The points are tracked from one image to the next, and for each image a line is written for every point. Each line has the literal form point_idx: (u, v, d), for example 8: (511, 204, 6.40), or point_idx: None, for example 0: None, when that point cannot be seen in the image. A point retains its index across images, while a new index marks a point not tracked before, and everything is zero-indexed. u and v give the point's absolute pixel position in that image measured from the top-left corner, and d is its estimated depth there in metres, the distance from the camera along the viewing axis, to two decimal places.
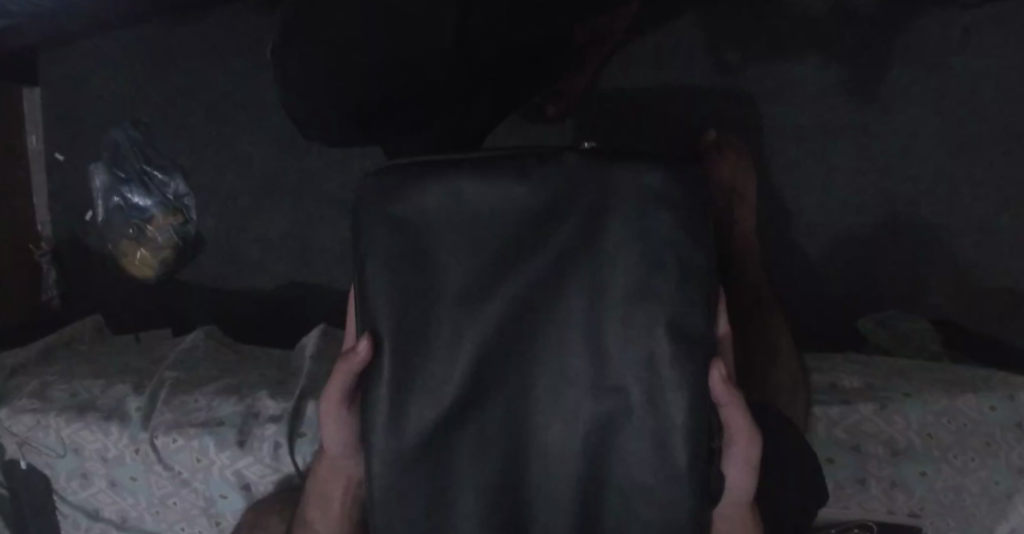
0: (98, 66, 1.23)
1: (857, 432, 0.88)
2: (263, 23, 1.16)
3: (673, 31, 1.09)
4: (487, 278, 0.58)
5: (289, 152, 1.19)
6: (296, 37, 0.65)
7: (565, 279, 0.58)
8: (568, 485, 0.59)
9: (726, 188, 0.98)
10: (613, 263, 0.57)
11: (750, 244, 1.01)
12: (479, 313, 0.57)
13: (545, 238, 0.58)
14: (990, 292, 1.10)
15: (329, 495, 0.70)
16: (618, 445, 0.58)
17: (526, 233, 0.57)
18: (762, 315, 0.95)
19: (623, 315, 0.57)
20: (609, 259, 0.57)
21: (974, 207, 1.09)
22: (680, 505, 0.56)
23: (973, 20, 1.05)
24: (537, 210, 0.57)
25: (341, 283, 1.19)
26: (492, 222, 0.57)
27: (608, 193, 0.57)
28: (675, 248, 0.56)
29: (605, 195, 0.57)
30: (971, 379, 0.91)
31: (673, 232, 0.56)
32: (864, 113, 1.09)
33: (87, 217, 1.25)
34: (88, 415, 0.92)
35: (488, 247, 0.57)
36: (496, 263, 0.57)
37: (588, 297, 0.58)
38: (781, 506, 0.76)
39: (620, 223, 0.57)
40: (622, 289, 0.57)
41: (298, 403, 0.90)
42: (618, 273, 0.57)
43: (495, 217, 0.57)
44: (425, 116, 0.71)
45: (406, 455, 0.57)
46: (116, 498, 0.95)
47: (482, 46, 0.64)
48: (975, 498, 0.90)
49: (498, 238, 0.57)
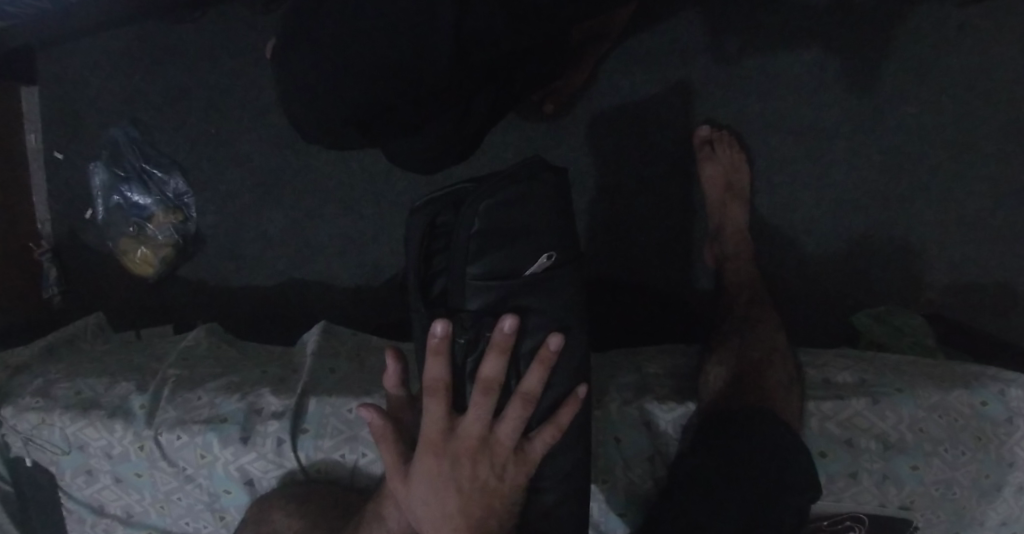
0: (96, 64, 1.23)
1: (849, 426, 0.90)
2: (265, 20, 1.17)
3: (671, 28, 1.10)
4: (465, 270, 0.70)
5: (291, 149, 1.20)
6: (303, 43, 0.68)
7: (502, 257, 0.71)
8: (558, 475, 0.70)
9: (716, 183, 1.08)
10: (517, 246, 0.72)
11: (743, 241, 1.07)
12: (457, 296, 0.70)
13: (503, 225, 0.71)
14: (983, 288, 1.12)
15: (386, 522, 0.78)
16: (452, 447, 0.68)
17: (496, 224, 0.71)
18: (757, 309, 1.01)
19: (515, 286, 0.72)
20: (517, 245, 0.72)
21: (967, 204, 1.10)
22: (420, 494, 0.68)
23: (969, 19, 1.06)
24: (504, 198, 0.71)
25: (342, 278, 1.21)
26: (478, 217, 0.70)
27: (532, 192, 0.73)
28: (545, 236, 0.74)
29: (531, 193, 0.73)
30: (964, 374, 0.93)
31: (544, 223, 0.74)
32: (862, 110, 1.10)
33: (87, 215, 1.26)
34: (92, 413, 0.94)
35: (466, 239, 0.70)
36: (468, 251, 0.70)
37: (508, 274, 0.72)
38: (790, 510, 0.78)
39: (529, 212, 0.73)
40: (524, 271, 0.72)
41: (301, 400, 0.92)
42: (522, 260, 0.72)
43: (480, 214, 0.70)
44: (425, 118, 0.73)
45: (468, 452, 0.68)
46: (121, 494, 0.97)
47: (481, 51, 0.65)
48: (966, 491, 0.91)
49: (475, 227, 0.70)
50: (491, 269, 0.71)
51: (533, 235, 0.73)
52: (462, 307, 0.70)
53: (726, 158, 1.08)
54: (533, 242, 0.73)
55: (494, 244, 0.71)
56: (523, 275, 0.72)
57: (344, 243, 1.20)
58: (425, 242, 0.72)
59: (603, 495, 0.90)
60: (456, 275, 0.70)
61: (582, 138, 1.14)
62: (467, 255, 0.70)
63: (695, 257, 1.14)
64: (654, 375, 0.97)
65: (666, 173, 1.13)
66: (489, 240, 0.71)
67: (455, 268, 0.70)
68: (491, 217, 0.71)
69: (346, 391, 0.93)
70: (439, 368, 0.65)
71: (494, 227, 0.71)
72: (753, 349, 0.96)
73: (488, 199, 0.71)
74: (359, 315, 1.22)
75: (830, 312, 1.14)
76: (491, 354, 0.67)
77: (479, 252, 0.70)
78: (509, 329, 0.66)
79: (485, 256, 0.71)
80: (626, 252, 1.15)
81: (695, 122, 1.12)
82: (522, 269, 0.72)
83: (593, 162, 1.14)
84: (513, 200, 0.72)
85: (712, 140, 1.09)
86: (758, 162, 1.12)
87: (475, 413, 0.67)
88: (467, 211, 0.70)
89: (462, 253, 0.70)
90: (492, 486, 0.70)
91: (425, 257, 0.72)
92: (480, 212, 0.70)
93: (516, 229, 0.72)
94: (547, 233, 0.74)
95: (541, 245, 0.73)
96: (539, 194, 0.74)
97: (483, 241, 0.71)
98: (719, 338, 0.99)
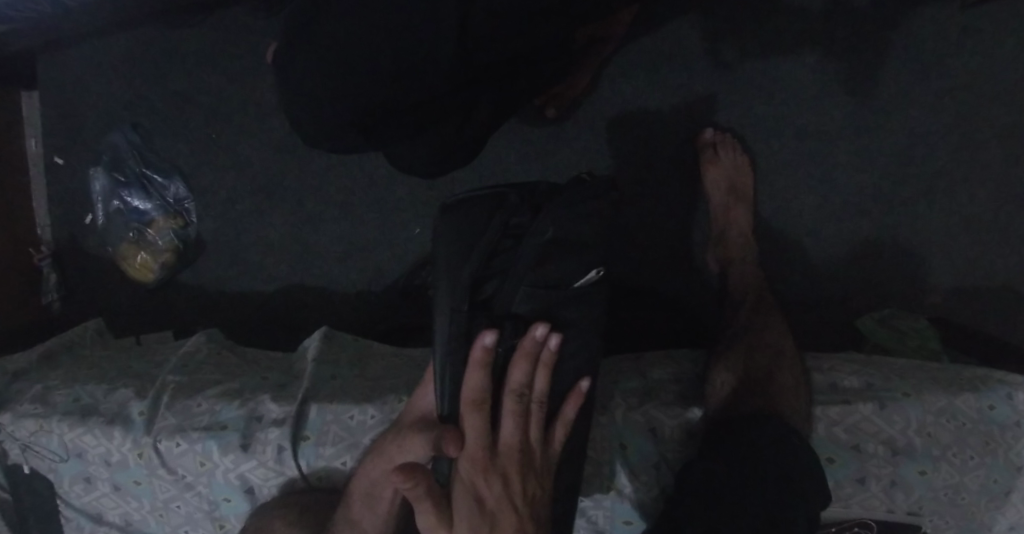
0: (96, 69, 1.22)
1: (857, 431, 0.89)
2: (265, 24, 1.16)
3: (673, 31, 1.09)
4: (525, 275, 0.78)
5: (290, 154, 1.19)
6: (303, 46, 0.68)
7: (554, 267, 0.80)
8: None
9: (720, 187, 1.07)
10: (567, 259, 0.80)
11: (748, 245, 1.06)
12: (513, 298, 0.78)
13: (560, 237, 0.80)
14: (988, 290, 1.11)
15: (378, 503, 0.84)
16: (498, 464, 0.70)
17: (554, 235, 0.80)
18: (763, 313, 1.00)
19: (562, 295, 0.79)
20: (568, 258, 0.81)
21: (972, 206, 1.09)
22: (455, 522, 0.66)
23: (971, 20, 1.06)
24: (566, 213, 0.80)
25: (344, 283, 1.21)
26: (541, 230, 0.79)
27: (589, 211, 0.82)
28: (594, 251, 0.82)
29: (589, 211, 0.82)
30: (972, 378, 0.92)
31: (594, 238, 0.82)
32: (865, 113, 1.09)
33: (87, 220, 1.25)
34: (90, 420, 0.93)
35: (527, 249, 0.78)
36: (528, 259, 0.78)
37: (558, 283, 0.79)
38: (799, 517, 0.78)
39: (583, 227, 0.82)
40: (570, 282, 0.80)
41: (301, 406, 0.91)
42: (570, 272, 0.80)
43: (545, 226, 0.79)
44: (427, 122, 0.72)
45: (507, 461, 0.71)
46: (120, 502, 0.96)
47: (481, 54, 0.65)
48: (974, 496, 0.90)
49: (537, 239, 0.79)
50: (544, 277, 0.79)
51: (583, 251, 0.82)
52: (511, 312, 0.78)
53: (728, 161, 1.07)
54: (584, 258, 0.81)
55: (552, 255, 0.79)
56: (574, 287, 0.80)
57: (345, 248, 1.20)
58: (491, 241, 0.77)
59: (610, 502, 0.90)
60: (519, 277, 0.78)
61: (584, 142, 1.13)
62: (531, 260, 0.78)
63: (699, 261, 1.13)
64: (660, 381, 0.95)
65: (670, 175, 1.13)
66: (548, 251, 0.79)
67: (517, 274, 0.78)
68: (554, 229, 0.79)
69: (347, 397, 0.92)
70: (481, 380, 0.70)
71: (553, 239, 0.80)
72: (759, 355, 0.95)
73: (556, 212, 0.80)
74: (361, 321, 1.21)
75: (834, 316, 1.13)
76: (520, 363, 0.72)
77: (536, 259, 0.78)
78: (539, 337, 0.72)
79: (542, 265, 0.79)
80: (629, 256, 1.14)
81: (698, 125, 1.12)
82: (574, 282, 0.81)
83: (596, 165, 1.13)
84: (572, 219, 0.81)
85: (716, 144, 1.08)
86: (762, 164, 1.11)
87: (511, 423, 0.71)
88: (537, 225, 0.79)
89: (526, 262, 0.78)
90: (537, 500, 0.72)
91: (486, 256, 0.77)
92: (547, 224, 0.79)
93: (572, 243, 0.81)
94: (596, 254, 0.83)
95: (589, 264, 0.82)
96: (593, 218, 0.82)
97: (542, 252, 0.79)
98: (725, 343, 0.98)
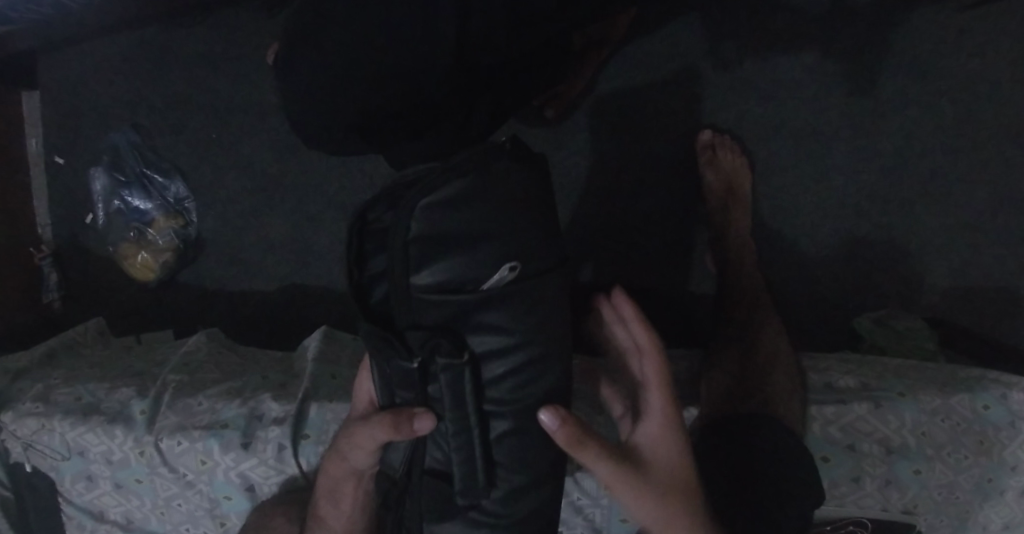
0: (97, 69, 1.23)
1: (852, 430, 0.90)
2: (267, 24, 1.17)
3: (671, 32, 1.10)
4: (409, 281, 0.63)
5: (291, 154, 1.20)
6: (303, 50, 0.68)
7: (450, 264, 0.64)
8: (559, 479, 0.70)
9: (718, 188, 1.08)
10: (468, 251, 0.64)
11: (745, 246, 1.07)
12: (404, 310, 0.64)
13: (449, 226, 0.64)
14: (984, 291, 1.12)
15: (341, 495, 0.79)
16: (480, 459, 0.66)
17: (443, 225, 0.63)
18: (760, 313, 1.01)
19: (465, 299, 0.64)
20: (471, 250, 0.64)
21: (968, 207, 1.10)
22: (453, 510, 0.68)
23: (968, 22, 1.06)
24: (452, 195, 0.64)
25: (344, 283, 1.21)
26: (421, 220, 0.63)
27: (484, 186, 0.65)
28: (503, 237, 0.65)
29: (484, 188, 0.65)
30: (966, 377, 0.93)
31: (502, 219, 0.65)
32: (862, 114, 1.10)
33: (88, 220, 1.26)
34: (92, 419, 0.93)
35: (406, 246, 0.63)
36: (409, 260, 0.63)
37: (456, 282, 0.64)
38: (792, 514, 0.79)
39: (482, 209, 0.64)
40: (474, 277, 0.64)
41: (302, 405, 0.92)
42: (475, 267, 0.64)
43: (424, 215, 0.63)
44: (428, 125, 0.72)
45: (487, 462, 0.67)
46: (121, 500, 0.96)
47: (480, 57, 0.66)
48: (967, 494, 0.91)
49: (417, 232, 0.63)
50: (436, 277, 0.64)
51: (485, 239, 0.64)
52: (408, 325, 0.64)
53: (726, 162, 1.08)
54: (486, 248, 0.64)
55: (438, 250, 0.63)
56: (477, 284, 0.64)
57: (345, 248, 1.20)
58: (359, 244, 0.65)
59: (608, 501, 0.91)
60: (397, 287, 0.63)
61: (583, 142, 1.14)
62: (404, 261, 0.63)
63: (697, 261, 1.14)
64: None
65: (668, 176, 1.13)
66: (430, 244, 0.63)
67: (396, 279, 0.63)
68: (435, 215, 0.63)
69: (348, 396, 0.93)
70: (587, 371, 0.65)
71: (437, 228, 0.63)
72: (756, 354, 0.96)
73: (432, 199, 0.63)
74: (361, 320, 1.22)
75: (831, 315, 1.13)
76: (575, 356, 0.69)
77: (418, 258, 0.63)
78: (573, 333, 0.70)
79: (430, 264, 0.63)
80: (627, 256, 1.14)
81: (696, 125, 1.12)
82: (475, 280, 0.65)
83: (595, 166, 1.14)
84: (465, 198, 0.64)
85: (714, 145, 1.09)
86: (760, 165, 1.12)
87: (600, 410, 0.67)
88: (405, 214, 0.62)
89: (400, 263, 0.62)
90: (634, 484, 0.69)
91: (361, 263, 0.65)
92: (420, 211, 0.63)
93: (467, 232, 0.64)
94: (503, 235, 0.65)
95: (497, 253, 0.65)
96: (493, 187, 0.65)
97: (422, 247, 0.63)
98: (721, 343, 0.99)
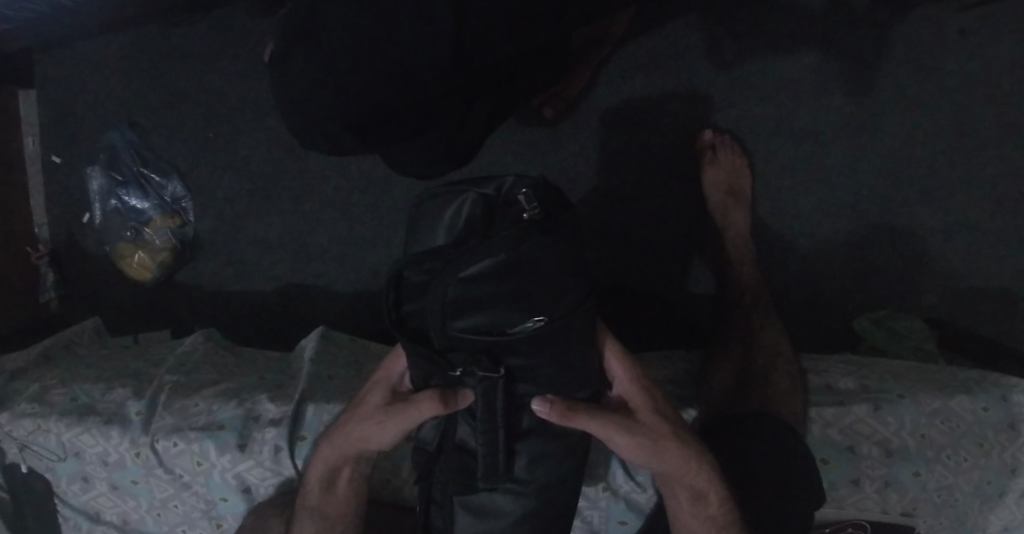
0: (95, 68, 1.22)
1: (851, 432, 0.89)
2: (265, 23, 1.16)
3: (670, 32, 1.10)
4: (444, 330, 0.62)
5: (289, 153, 1.19)
6: (300, 47, 0.68)
7: (486, 318, 0.62)
8: (551, 475, 0.71)
9: (719, 188, 1.07)
10: (505, 306, 0.61)
11: (746, 248, 1.06)
12: (437, 349, 0.64)
13: (485, 290, 0.60)
14: (983, 292, 1.11)
15: (337, 479, 0.83)
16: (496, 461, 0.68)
17: (479, 289, 0.60)
18: (760, 315, 1.00)
19: (502, 347, 0.63)
20: (507, 306, 0.62)
21: (968, 208, 1.10)
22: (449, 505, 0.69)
23: (969, 21, 1.06)
24: (487, 261, 0.59)
25: (341, 282, 1.21)
26: (459, 283, 0.60)
27: (517, 248, 0.60)
28: (539, 290, 0.62)
29: (517, 250, 0.60)
30: (966, 379, 0.92)
31: (540, 276, 0.62)
32: (862, 114, 1.09)
33: (85, 219, 1.25)
34: (88, 420, 0.93)
35: (445, 302, 0.60)
36: (447, 313, 0.61)
37: (492, 335, 0.62)
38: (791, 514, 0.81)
39: (517, 272, 0.61)
40: (510, 332, 0.62)
41: (298, 407, 0.92)
42: (509, 321, 0.62)
43: (464, 280, 0.60)
44: (426, 123, 0.72)
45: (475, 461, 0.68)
46: (118, 501, 0.96)
47: (478, 56, 0.65)
48: (967, 497, 0.91)
49: (456, 294, 0.60)
50: (470, 327, 0.62)
51: (522, 294, 0.62)
52: (444, 352, 0.64)
53: (728, 161, 1.08)
54: (524, 302, 0.62)
55: (475, 306, 0.61)
56: (508, 333, 0.62)
57: (342, 248, 1.20)
58: (396, 290, 0.63)
59: (606, 502, 0.90)
60: (435, 332, 0.62)
61: (582, 142, 1.13)
62: (443, 317, 0.61)
63: (696, 261, 1.13)
64: (658, 381, 0.95)
65: (667, 177, 1.13)
66: (468, 303, 0.61)
67: (432, 328, 0.62)
68: (472, 278, 0.60)
69: (344, 398, 0.93)
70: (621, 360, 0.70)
71: (475, 292, 0.60)
72: (758, 357, 0.95)
73: (470, 263, 0.59)
74: (359, 321, 1.21)
75: (831, 315, 1.13)
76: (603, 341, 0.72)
77: (456, 313, 0.61)
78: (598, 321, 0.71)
79: (469, 315, 0.61)
80: (627, 256, 1.14)
81: (695, 126, 1.12)
82: (505, 326, 0.62)
83: (594, 166, 1.13)
84: (499, 267, 0.60)
85: (714, 145, 1.08)
86: (760, 165, 1.12)
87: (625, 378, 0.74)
88: (444, 276, 0.59)
89: (438, 319, 0.61)
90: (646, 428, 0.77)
91: (403, 305, 0.64)
92: (459, 277, 0.59)
93: (503, 291, 0.61)
94: (531, 294, 0.62)
95: (526, 307, 0.62)
96: (531, 259, 0.61)
97: (460, 304, 0.61)
98: (722, 343, 0.98)
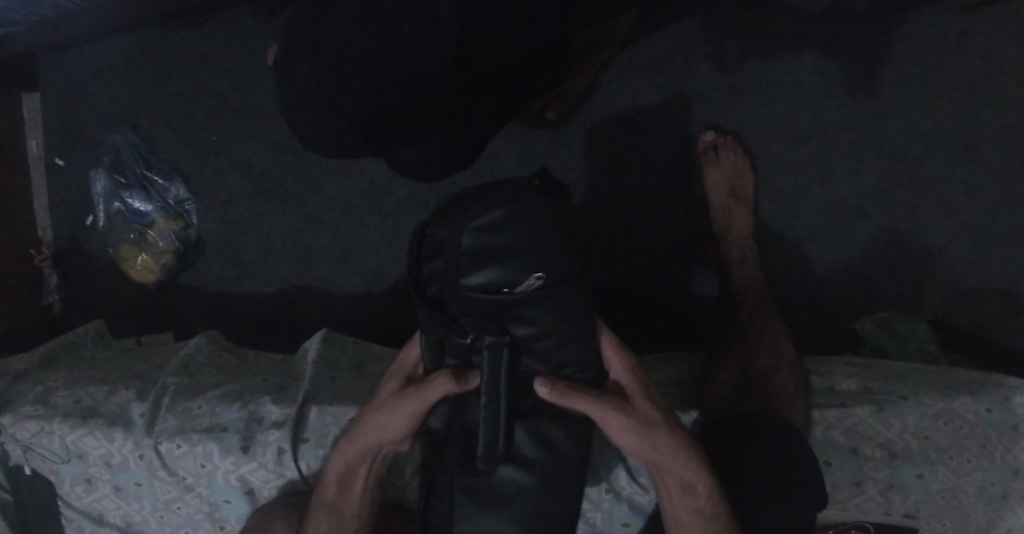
0: (98, 72, 1.23)
1: (854, 434, 0.89)
2: (267, 27, 1.17)
3: (671, 34, 1.10)
4: (457, 283, 0.66)
5: (291, 156, 1.19)
6: (302, 48, 0.68)
7: (495, 272, 0.66)
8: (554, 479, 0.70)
9: (721, 188, 1.07)
10: (511, 265, 0.66)
11: (749, 247, 1.06)
12: (451, 308, 0.67)
13: (494, 244, 0.66)
14: (985, 293, 1.11)
15: (353, 482, 0.83)
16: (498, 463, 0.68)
17: (489, 243, 0.66)
18: (762, 317, 1.00)
19: (508, 311, 0.66)
20: (514, 266, 0.66)
21: (969, 209, 1.10)
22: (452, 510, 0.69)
23: (969, 23, 1.06)
24: (498, 216, 0.66)
25: (342, 285, 1.21)
26: (472, 234, 0.66)
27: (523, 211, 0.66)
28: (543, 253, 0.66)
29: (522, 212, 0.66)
30: (970, 381, 0.92)
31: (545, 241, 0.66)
32: (863, 116, 1.09)
33: (88, 222, 1.25)
34: (92, 421, 0.93)
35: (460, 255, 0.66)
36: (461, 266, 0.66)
37: (501, 292, 0.66)
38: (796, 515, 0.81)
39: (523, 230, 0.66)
40: (517, 290, 0.66)
41: (302, 409, 0.92)
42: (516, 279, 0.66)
43: (476, 232, 0.66)
44: (434, 122, 0.72)
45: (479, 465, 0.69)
46: (121, 503, 0.96)
47: (483, 54, 0.65)
48: (972, 498, 0.90)
49: (469, 245, 0.66)
50: (482, 282, 0.66)
51: (528, 253, 0.66)
52: (456, 317, 0.67)
53: (729, 162, 1.08)
54: None
55: (487, 259, 0.66)
56: (515, 291, 0.66)
57: (344, 250, 1.20)
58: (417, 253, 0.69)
59: (609, 504, 0.90)
60: (450, 286, 0.66)
61: (584, 143, 1.13)
62: (458, 268, 0.66)
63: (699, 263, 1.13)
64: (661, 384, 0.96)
65: (669, 178, 1.13)
66: (479, 256, 0.66)
67: (447, 280, 0.66)
68: (484, 232, 0.66)
69: (346, 400, 0.93)
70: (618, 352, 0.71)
71: (486, 246, 0.66)
72: (760, 358, 0.95)
73: (482, 215, 0.66)
74: (361, 324, 1.21)
75: (832, 317, 1.13)
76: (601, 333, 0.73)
77: (469, 264, 0.66)
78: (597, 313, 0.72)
79: (480, 268, 0.66)
80: (631, 258, 1.14)
81: (697, 127, 1.12)
82: (513, 285, 0.66)
83: (595, 168, 1.14)
84: (508, 222, 0.66)
85: (715, 146, 1.08)
86: (761, 166, 1.12)
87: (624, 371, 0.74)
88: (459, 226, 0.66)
89: (452, 267, 0.65)
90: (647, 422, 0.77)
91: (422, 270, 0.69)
92: (472, 229, 0.66)
93: (511, 247, 0.66)
94: (535, 250, 0.66)
95: (531, 264, 0.66)
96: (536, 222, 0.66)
97: (473, 257, 0.66)
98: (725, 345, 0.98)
